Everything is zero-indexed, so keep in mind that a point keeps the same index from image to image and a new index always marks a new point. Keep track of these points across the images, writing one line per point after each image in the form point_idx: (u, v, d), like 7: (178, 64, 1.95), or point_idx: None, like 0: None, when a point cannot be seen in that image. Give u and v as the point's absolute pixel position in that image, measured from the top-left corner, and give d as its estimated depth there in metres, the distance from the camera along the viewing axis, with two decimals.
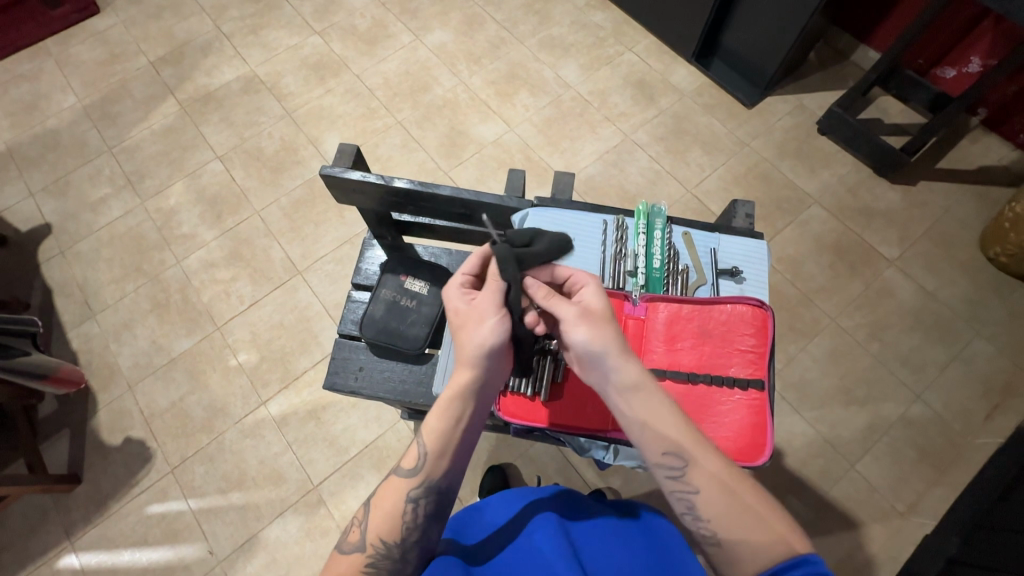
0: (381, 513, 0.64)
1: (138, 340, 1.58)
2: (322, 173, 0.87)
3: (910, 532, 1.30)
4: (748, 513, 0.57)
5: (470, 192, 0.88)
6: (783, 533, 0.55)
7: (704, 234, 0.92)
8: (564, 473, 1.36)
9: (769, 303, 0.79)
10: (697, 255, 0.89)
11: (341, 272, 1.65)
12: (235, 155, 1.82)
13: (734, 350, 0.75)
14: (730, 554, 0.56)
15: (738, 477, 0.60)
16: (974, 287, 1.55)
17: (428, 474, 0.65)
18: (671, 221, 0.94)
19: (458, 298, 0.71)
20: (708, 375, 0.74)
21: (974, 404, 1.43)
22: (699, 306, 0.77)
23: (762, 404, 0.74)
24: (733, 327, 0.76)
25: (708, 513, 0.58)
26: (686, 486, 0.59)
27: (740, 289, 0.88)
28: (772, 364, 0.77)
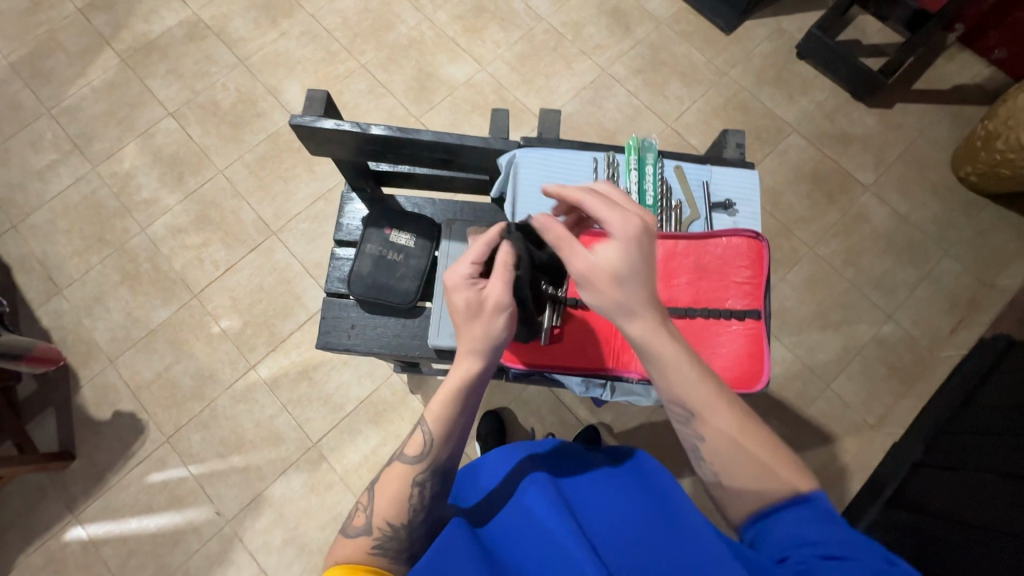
0: (387, 495, 0.65)
1: (113, 312, 1.53)
2: (292, 123, 0.81)
3: (879, 441, 1.39)
4: (755, 453, 0.60)
5: (452, 136, 0.84)
6: (784, 479, 0.58)
7: (696, 167, 0.91)
8: (558, 412, 1.40)
9: (763, 234, 0.79)
10: (690, 188, 0.88)
11: (317, 230, 1.60)
12: (189, 110, 1.69)
13: (730, 283, 0.77)
14: (728, 493, 0.60)
15: (746, 427, 0.61)
16: (944, 208, 1.59)
17: (434, 458, 0.66)
18: (663, 155, 0.92)
19: (467, 288, 0.67)
20: (705, 309, 0.76)
21: (941, 320, 1.50)
22: (694, 242, 0.78)
23: (758, 332, 0.76)
24: (728, 260, 0.77)
25: (714, 455, 0.61)
26: (694, 433, 0.62)
27: (733, 222, 0.89)
28: (767, 295, 0.79)
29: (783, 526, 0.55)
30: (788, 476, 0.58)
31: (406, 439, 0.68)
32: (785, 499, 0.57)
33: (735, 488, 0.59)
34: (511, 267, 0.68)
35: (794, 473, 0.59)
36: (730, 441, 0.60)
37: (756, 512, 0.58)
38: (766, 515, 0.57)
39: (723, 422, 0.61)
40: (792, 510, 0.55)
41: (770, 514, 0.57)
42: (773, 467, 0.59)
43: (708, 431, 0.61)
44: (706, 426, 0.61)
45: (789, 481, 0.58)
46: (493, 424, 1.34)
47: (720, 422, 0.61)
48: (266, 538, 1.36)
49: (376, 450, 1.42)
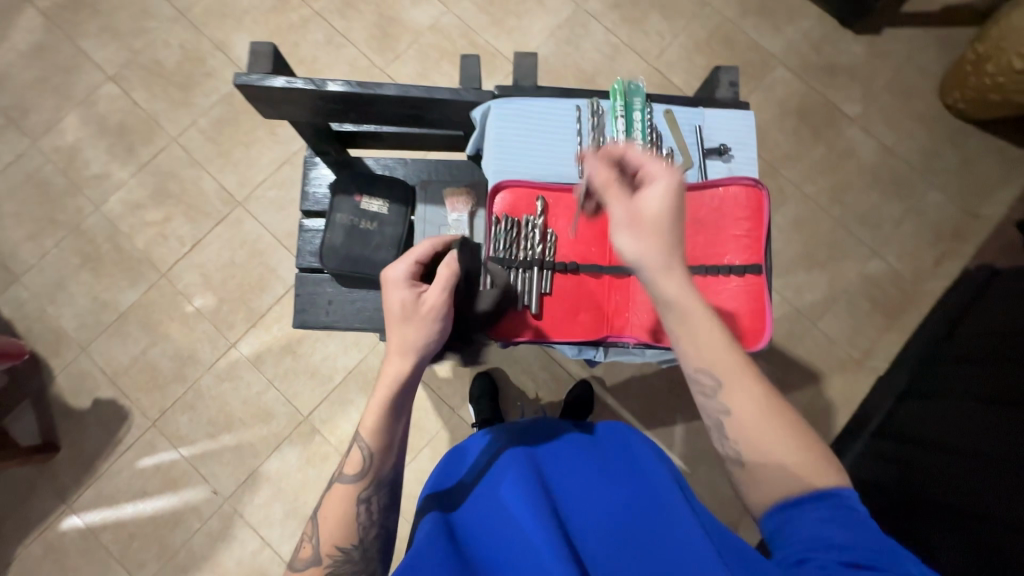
0: (331, 520, 0.62)
1: (78, 298, 1.45)
2: (238, 82, 0.73)
3: (864, 376, 1.41)
4: (782, 434, 0.55)
5: (420, 89, 0.77)
6: (811, 470, 0.53)
7: (687, 110, 0.85)
8: (549, 369, 1.39)
9: (763, 182, 0.76)
10: (681, 135, 0.83)
11: (286, 197, 1.51)
12: (131, 72, 1.55)
13: (729, 237, 0.74)
14: (753, 473, 0.55)
15: (776, 408, 0.56)
16: (930, 138, 1.56)
17: (375, 473, 0.63)
18: (651, 98, 0.86)
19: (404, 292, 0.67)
20: (703, 266, 0.74)
21: (924, 253, 1.50)
22: (688, 194, 0.76)
23: (760, 288, 0.74)
24: (725, 212, 0.75)
25: (745, 429, 0.55)
26: (723, 401, 0.57)
27: (729, 168, 0.84)
28: (767, 247, 0.76)
29: (807, 522, 0.51)
30: (817, 464, 0.53)
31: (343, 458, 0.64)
32: (814, 490, 0.52)
33: (759, 469, 0.54)
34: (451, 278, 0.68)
35: (824, 467, 0.53)
36: (758, 412, 0.55)
37: (783, 501, 0.53)
38: (795, 505, 0.52)
39: (752, 391, 0.56)
40: (820, 508, 0.51)
41: (791, 506, 0.52)
42: (801, 451, 0.54)
43: (738, 402, 0.56)
44: (736, 394, 0.56)
45: (818, 475, 0.53)
46: (485, 385, 1.33)
47: (750, 391, 0.56)
48: (266, 512, 1.36)
49: None
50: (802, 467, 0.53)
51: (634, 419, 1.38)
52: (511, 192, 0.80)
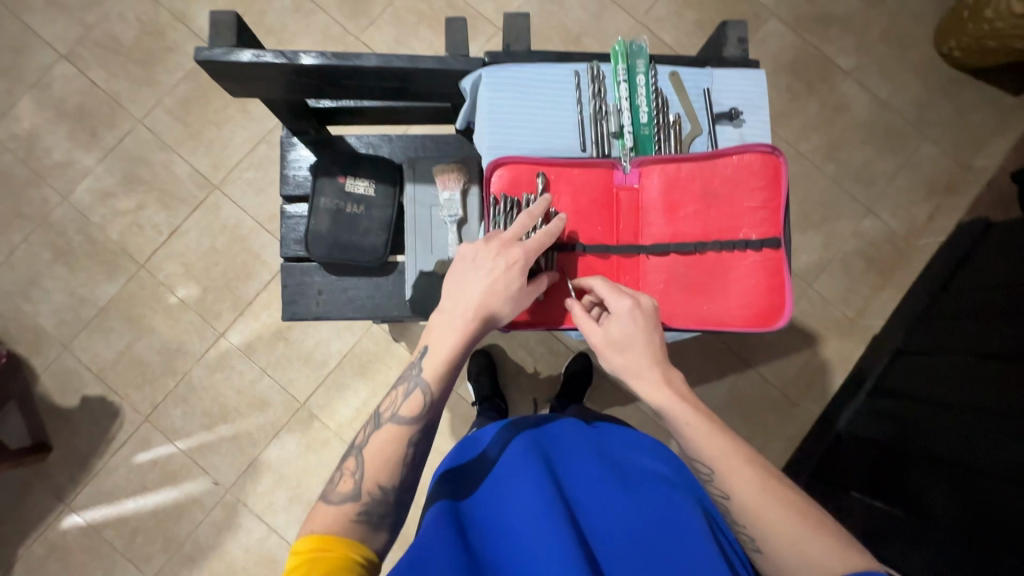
0: (379, 458, 0.62)
1: (53, 294, 1.39)
2: (199, 58, 0.66)
3: (860, 334, 1.41)
4: (783, 515, 0.55)
5: (401, 58, 0.71)
6: (833, 543, 0.53)
7: (693, 72, 0.81)
8: (547, 343, 1.38)
9: (780, 147, 0.72)
10: (688, 99, 0.79)
11: (264, 178, 1.44)
12: (85, 50, 1.44)
13: (744, 209, 0.71)
14: (774, 560, 0.55)
15: (781, 490, 0.57)
16: (926, 89, 1.52)
17: (430, 418, 0.64)
18: (654, 60, 0.81)
19: (501, 279, 0.65)
20: (717, 242, 0.71)
21: (920, 208, 1.48)
22: (700, 163, 0.72)
23: (778, 264, 0.71)
24: (740, 183, 0.71)
25: (745, 514, 0.57)
26: (718, 490, 0.60)
27: (740, 134, 0.80)
28: (785, 219, 0.73)
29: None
30: (834, 542, 0.53)
31: (399, 397, 0.65)
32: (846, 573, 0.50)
33: (772, 554, 0.55)
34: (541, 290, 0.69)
35: (844, 548, 0.52)
36: (756, 494, 0.57)
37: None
38: None
39: (746, 478, 0.58)
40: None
41: None
42: (811, 529, 0.54)
43: (732, 488, 0.58)
44: (727, 484, 0.58)
45: (842, 559, 0.51)
46: (483, 362, 1.31)
47: (742, 477, 0.58)
48: (269, 499, 1.36)
49: (367, 402, 1.39)
50: (820, 551, 0.52)
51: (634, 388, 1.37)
52: (509, 169, 0.73)
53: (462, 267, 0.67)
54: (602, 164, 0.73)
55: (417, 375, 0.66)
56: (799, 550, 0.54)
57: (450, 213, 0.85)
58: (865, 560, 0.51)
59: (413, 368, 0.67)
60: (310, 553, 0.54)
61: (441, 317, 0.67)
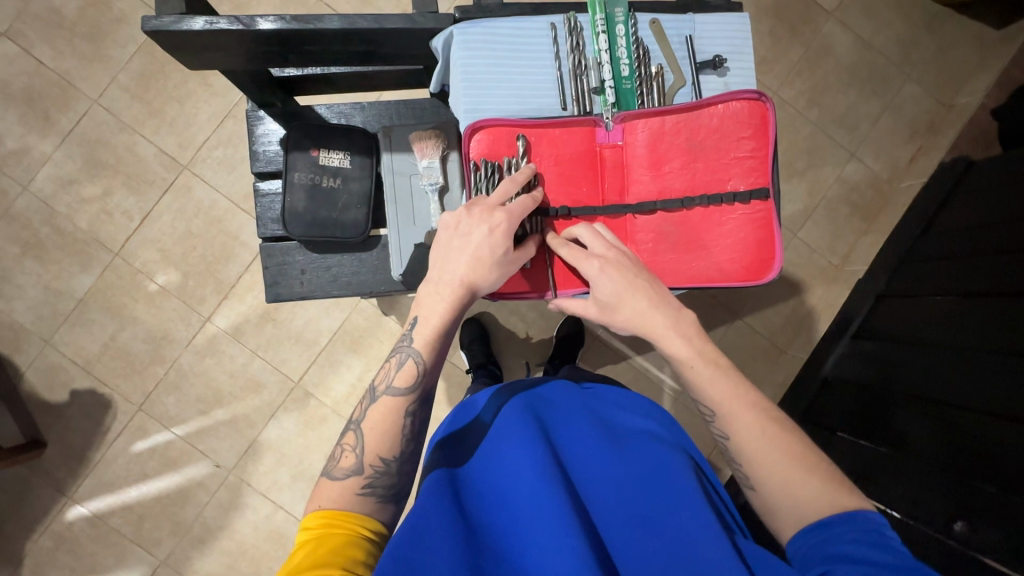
0: (378, 430, 0.62)
1: (27, 289, 1.35)
2: (147, 28, 0.61)
3: (844, 280, 1.43)
4: (781, 460, 0.57)
5: (366, 18, 0.67)
6: (829, 492, 0.54)
7: (675, 18, 0.78)
8: (537, 308, 1.38)
9: (766, 94, 0.71)
10: (670, 48, 0.76)
11: (235, 156, 1.39)
12: (26, 26, 1.34)
13: (732, 160, 0.70)
14: (766, 499, 0.57)
15: (786, 437, 0.59)
16: (908, 26, 1.49)
17: (426, 387, 0.65)
18: (633, 8, 0.77)
19: (487, 249, 0.64)
20: (705, 197, 0.70)
21: (901, 150, 1.48)
22: (685, 115, 0.70)
23: (767, 216, 0.71)
24: (726, 133, 0.70)
25: (742, 455, 0.59)
26: (720, 432, 0.61)
27: (724, 83, 0.78)
28: (774, 168, 0.72)
29: (823, 541, 0.51)
30: (825, 489, 0.55)
31: (392, 369, 0.65)
32: (829, 513, 0.53)
33: (761, 491, 0.57)
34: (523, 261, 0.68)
35: (832, 492, 0.54)
36: (757, 441, 0.58)
37: (801, 525, 0.54)
38: (812, 529, 0.53)
39: (746, 423, 0.59)
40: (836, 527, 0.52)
41: (819, 528, 0.53)
42: (809, 476, 0.56)
43: (733, 431, 0.60)
44: (728, 426, 0.60)
45: (832, 499, 0.54)
46: (475, 330, 1.31)
47: (744, 423, 0.59)
48: (273, 478, 1.37)
49: (362, 377, 1.40)
50: (812, 493, 0.55)
51: (625, 346, 1.39)
52: (484, 133, 0.71)
53: (447, 235, 0.66)
54: (584, 122, 0.71)
55: (409, 346, 0.65)
56: (789, 493, 0.56)
57: (430, 180, 0.82)
58: (854, 498, 0.54)
59: (403, 340, 0.67)
60: (319, 527, 0.55)
61: (428, 286, 0.66)
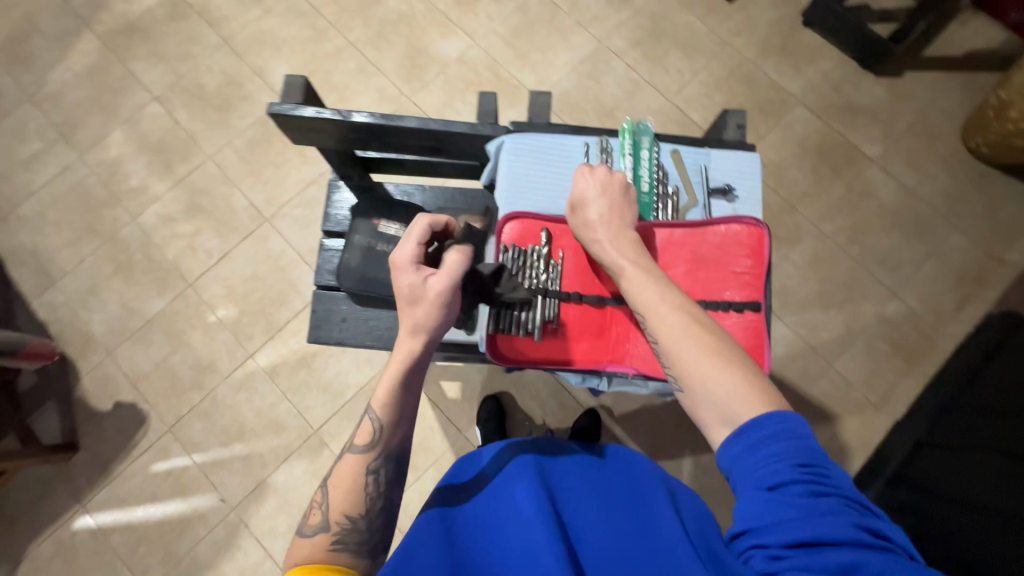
0: (343, 489, 0.65)
1: (108, 304, 1.52)
2: (271, 111, 0.78)
3: (882, 419, 1.38)
4: (704, 358, 0.60)
5: (439, 122, 0.81)
6: (750, 390, 0.57)
7: (694, 150, 0.88)
8: (557, 396, 1.40)
9: (765, 221, 0.78)
10: (687, 173, 0.85)
11: (311, 216, 1.57)
12: (175, 94, 1.64)
13: (730, 274, 0.75)
14: (692, 396, 0.60)
15: (706, 333, 0.62)
16: (953, 181, 1.55)
17: (386, 442, 0.67)
18: (658, 138, 0.89)
19: (409, 276, 0.69)
20: (702, 302, 0.74)
21: (947, 296, 1.47)
22: (691, 230, 0.76)
23: (759, 326, 0.74)
24: (726, 249, 0.76)
25: (668, 356, 0.63)
26: (651, 336, 0.66)
27: (733, 208, 0.85)
28: (767, 286, 0.77)
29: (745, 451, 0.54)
30: (740, 381, 0.57)
31: (354, 428, 0.68)
32: (751, 414, 0.55)
33: (687, 388, 0.61)
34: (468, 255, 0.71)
35: (757, 396, 0.56)
36: (681, 338, 0.62)
37: (730, 428, 0.56)
38: (737, 430, 0.55)
39: (670, 324, 0.64)
40: (769, 435, 0.54)
41: (745, 430, 0.55)
42: (731, 374, 0.58)
43: (659, 333, 0.64)
44: (657, 327, 0.65)
45: None
46: (493, 407, 1.34)
47: (668, 324, 0.64)
48: (271, 524, 1.38)
49: None
50: (728, 389, 0.57)
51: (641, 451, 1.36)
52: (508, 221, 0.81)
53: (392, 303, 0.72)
54: None
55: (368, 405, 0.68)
56: (710, 390, 0.58)
57: None
58: None
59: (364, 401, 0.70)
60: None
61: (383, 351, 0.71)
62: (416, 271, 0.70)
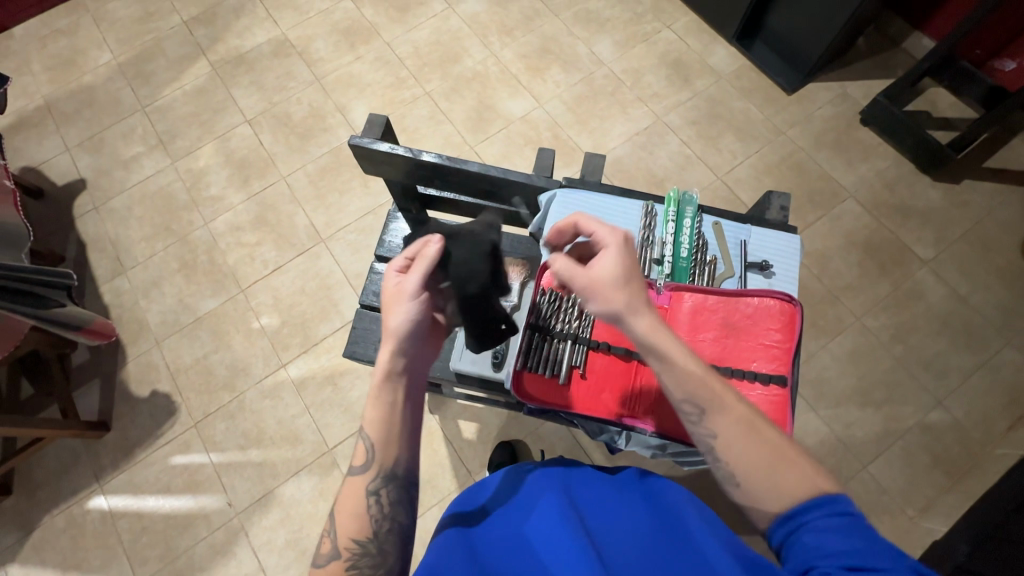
0: (348, 514, 0.65)
1: (167, 297, 1.63)
2: (352, 143, 0.87)
3: (917, 536, 1.28)
4: (764, 450, 0.56)
5: (498, 170, 0.88)
6: (814, 477, 0.54)
7: (736, 225, 0.90)
8: (572, 453, 1.38)
9: (799, 299, 0.78)
10: (726, 245, 0.87)
11: (363, 242, 1.67)
12: (264, 119, 1.82)
13: (759, 344, 0.75)
14: (752, 494, 0.55)
15: (760, 420, 0.59)
16: (1010, 295, 1.50)
17: (381, 463, 0.66)
18: (702, 210, 0.92)
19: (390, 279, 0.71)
20: (728, 369, 0.74)
21: (998, 413, 1.39)
22: (724, 298, 0.77)
23: (784, 400, 0.73)
24: (758, 321, 0.76)
25: (727, 453, 0.58)
26: (704, 430, 0.59)
27: (768, 284, 0.86)
28: (796, 362, 0.76)
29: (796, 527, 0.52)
30: (814, 475, 0.54)
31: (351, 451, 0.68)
32: (819, 496, 0.52)
33: (754, 491, 0.55)
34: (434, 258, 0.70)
35: (815, 472, 0.55)
36: (740, 434, 0.57)
37: (781, 512, 0.53)
38: (790, 515, 0.53)
39: (732, 417, 0.59)
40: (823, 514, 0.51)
41: (805, 511, 0.52)
42: (798, 476, 0.54)
43: (718, 426, 0.59)
44: (715, 420, 0.59)
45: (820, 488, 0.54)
46: (505, 454, 1.32)
47: (729, 416, 0.59)
48: (269, 536, 1.38)
49: None
50: (796, 481, 0.54)
51: None
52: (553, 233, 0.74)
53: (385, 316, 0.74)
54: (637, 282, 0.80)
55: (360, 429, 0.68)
56: (774, 485, 0.54)
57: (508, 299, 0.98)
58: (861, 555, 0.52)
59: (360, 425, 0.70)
60: None
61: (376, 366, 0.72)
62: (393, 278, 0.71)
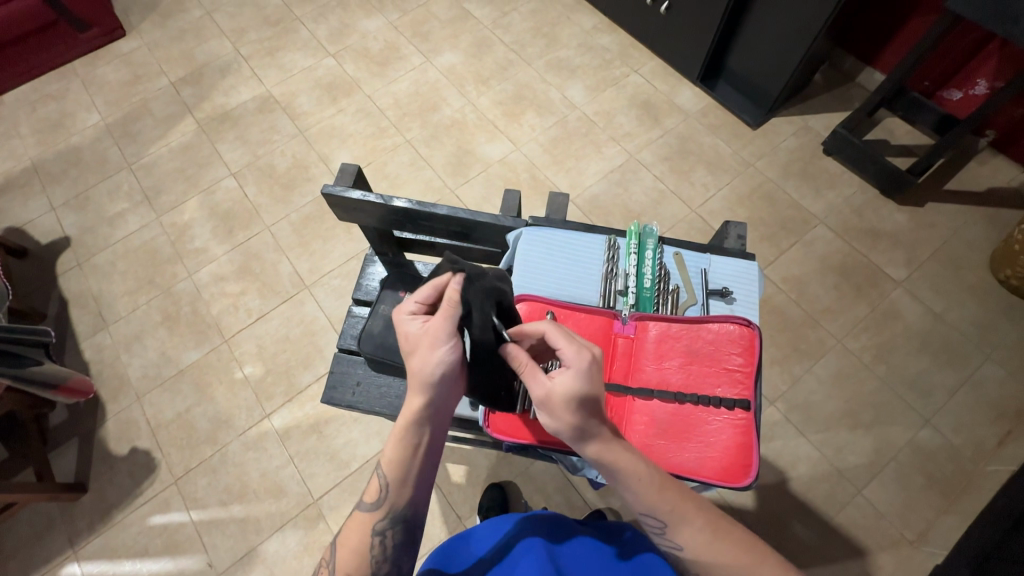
0: (348, 550, 0.65)
1: (149, 351, 1.61)
2: (325, 192, 0.90)
3: (919, 561, 1.26)
4: (735, 554, 0.60)
5: (466, 212, 0.91)
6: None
7: (696, 254, 0.93)
8: (564, 493, 1.36)
9: (757, 322, 0.80)
10: (687, 274, 0.90)
11: (347, 287, 1.68)
12: (249, 171, 1.87)
13: (722, 369, 0.76)
14: None
15: (724, 528, 0.62)
16: (983, 310, 1.53)
17: (392, 505, 0.66)
18: (663, 241, 0.95)
19: (410, 325, 0.68)
20: (695, 395, 0.75)
21: (985, 430, 1.39)
22: (687, 325, 0.79)
23: (749, 424, 0.74)
24: (720, 346, 0.77)
25: (696, 562, 0.62)
26: (671, 543, 0.63)
27: (730, 309, 0.88)
28: (759, 384, 0.77)
29: None
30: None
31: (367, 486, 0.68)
32: None
33: None
34: (458, 304, 0.67)
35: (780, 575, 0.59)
36: (706, 546, 0.61)
37: None
38: None
39: (696, 528, 0.62)
40: None
41: None
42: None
43: (684, 540, 0.62)
44: (679, 536, 0.62)
45: None
46: (495, 497, 1.28)
47: (692, 530, 0.62)
48: None
49: None
50: None
51: None
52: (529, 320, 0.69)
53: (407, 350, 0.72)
54: (602, 313, 0.81)
55: (379, 466, 0.68)
56: None
57: None
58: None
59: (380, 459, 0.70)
60: None
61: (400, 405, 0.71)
62: (412, 324, 0.69)
